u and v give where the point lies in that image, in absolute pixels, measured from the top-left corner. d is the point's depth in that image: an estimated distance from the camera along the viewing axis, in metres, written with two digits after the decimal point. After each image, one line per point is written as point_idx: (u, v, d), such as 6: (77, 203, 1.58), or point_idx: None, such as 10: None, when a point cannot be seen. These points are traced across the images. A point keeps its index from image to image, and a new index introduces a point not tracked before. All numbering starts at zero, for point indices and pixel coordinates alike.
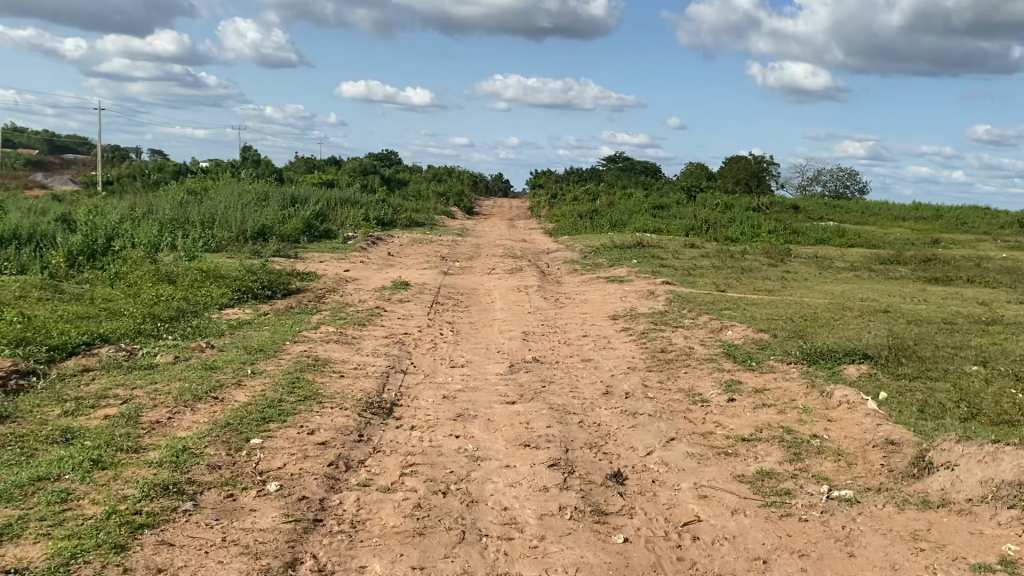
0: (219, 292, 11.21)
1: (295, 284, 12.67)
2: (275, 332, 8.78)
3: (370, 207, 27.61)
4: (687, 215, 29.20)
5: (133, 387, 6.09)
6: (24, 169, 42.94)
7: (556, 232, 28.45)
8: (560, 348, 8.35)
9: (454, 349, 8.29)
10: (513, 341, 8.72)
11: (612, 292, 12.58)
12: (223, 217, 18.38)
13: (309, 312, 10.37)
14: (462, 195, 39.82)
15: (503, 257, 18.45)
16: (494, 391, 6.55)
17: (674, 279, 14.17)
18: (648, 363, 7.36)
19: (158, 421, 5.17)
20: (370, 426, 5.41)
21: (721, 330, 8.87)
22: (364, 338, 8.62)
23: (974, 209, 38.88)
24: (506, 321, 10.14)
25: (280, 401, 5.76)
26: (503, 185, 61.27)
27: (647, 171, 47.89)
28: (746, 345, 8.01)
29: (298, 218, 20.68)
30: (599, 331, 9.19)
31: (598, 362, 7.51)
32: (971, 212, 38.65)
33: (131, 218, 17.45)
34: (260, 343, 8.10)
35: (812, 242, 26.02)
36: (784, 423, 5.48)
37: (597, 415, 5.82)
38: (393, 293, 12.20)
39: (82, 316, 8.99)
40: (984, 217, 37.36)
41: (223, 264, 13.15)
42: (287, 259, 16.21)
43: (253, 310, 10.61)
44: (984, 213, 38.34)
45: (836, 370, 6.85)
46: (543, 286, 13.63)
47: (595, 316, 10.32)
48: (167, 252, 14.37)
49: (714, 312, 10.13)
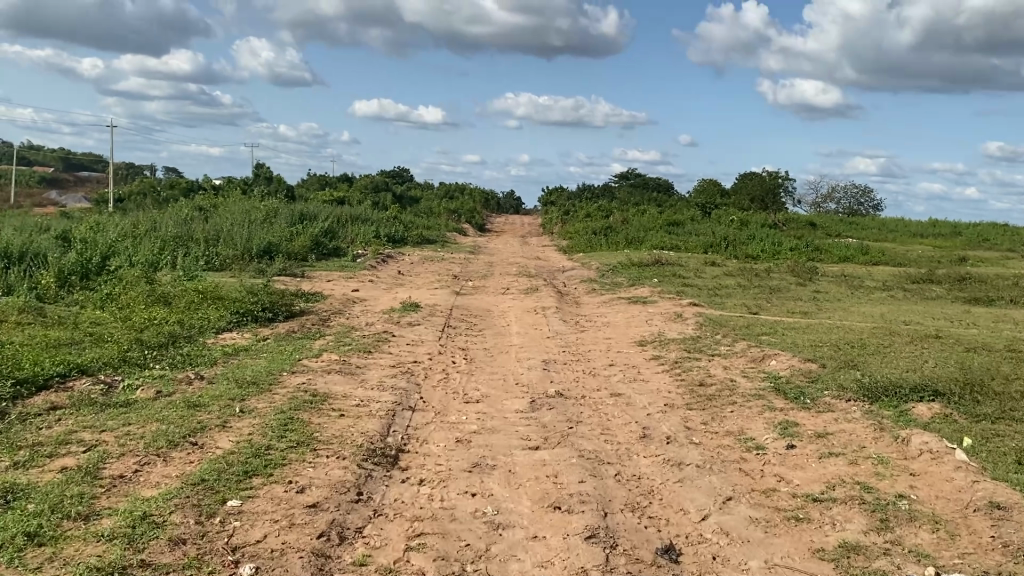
0: (217, 315, 10.46)
1: (298, 305, 11.91)
2: (273, 361, 7.99)
3: (380, 224, 26.95)
4: (705, 232, 28.40)
5: (100, 429, 5.31)
6: (36, 184, 42.60)
7: (571, 249, 27.70)
8: (585, 379, 7.54)
9: (468, 381, 7.49)
10: (533, 371, 7.91)
11: (635, 315, 11.76)
12: (227, 234, 17.68)
13: (312, 336, 9.58)
14: (474, 213, 39.17)
15: (518, 276, 17.69)
16: (514, 433, 5.75)
17: (701, 299, 13.36)
18: (687, 400, 6.54)
19: (121, 476, 4.38)
20: (371, 481, 4.60)
21: (763, 361, 8.04)
22: (369, 367, 7.83)
23: (994, 226, 37.97)
24: (524, 347, 9.33)
25: (268, 449, 4.95)
26: (515, 203, 60.73)
27: (660, 187, 47.07)
28: (796, 380, 7.15)
29: (306, 235, 20.00)
30: (627, 359, 8.37)
31: (630, 398, 6.71)
32: (992, 229, 37.75)
33: (132, 236, 16.77)
34: (255, 374, 7.31)
35: (835, 260, 25.13)
36: (858, 477, 4.66)
37: (637, 466, 5.00)
38: (401, 316, 11.40)
39: (64, 343, 8.25)
40: (1007, 234, 36.36)
41: (225, 284, 12.41)
42: (292, 278, 15.46)
43: (252, 335, 9.85)
44: (1005, 229, 37.43)
45: (903, 410, 6.01)
46: (562, 307, 12.83)
47: (621, 342, 9.51)
48: (166, 272, 13.65)
49: (751, 338, 9.31)
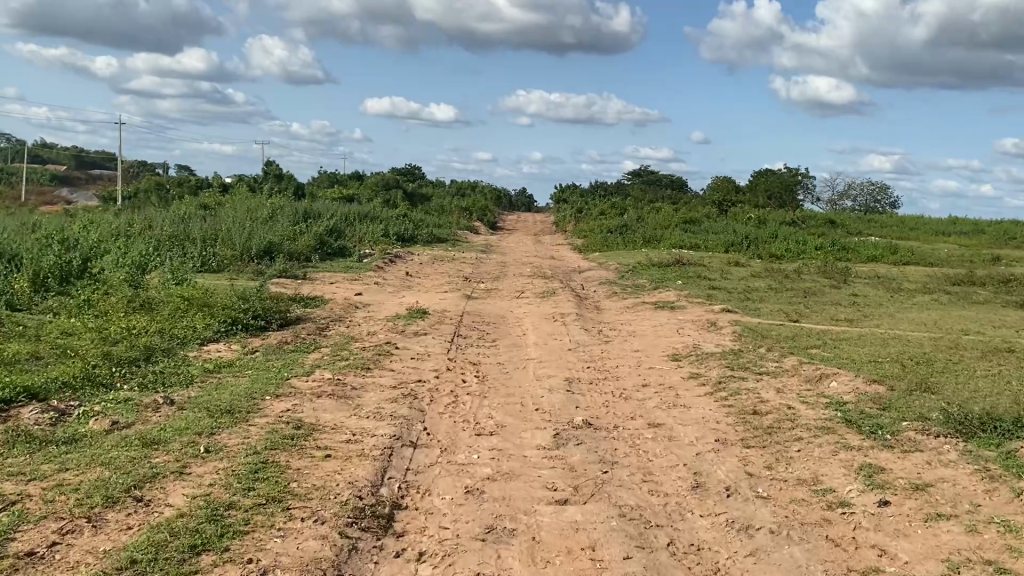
0: (202, 325, 9.50)
1: (295, 312, 10.94)
2: (256, 382, 6.98)
3: (389, 222, 26.00)
4: (725, 229, 27.31)
5: (27, 478, 4.33)
6: (48, 180, 42.02)
7: (586, 248, 26.66)
8: (617, 404, 6.50)
9: (481, 405, 6.47)
10: (555, 393, 6.88)
11: (663, 323, 10.67)
12: (226, 232, 16.70)
13: (306, 349, 8.61)
14: (485, 211, 38.18)
15: (532, 277, 16.70)
16: (536, 480, 4.72)
17: (732, 305, 12.30)
18: (742, 434, 5.49)
19: (31, 554, 3.40)
20: (356, 557, 3.59)
21: (820, 382, 6.96)
22: (366, 389, 6.81)
23: (1018, 224, 36.68)
24: (543, 362, 8.28)
25: (228, 510, 3.95)
26: (527, 200, 59.79)
27: (675, 185, 45.83)
28: (865, 407, 6.08)
29: (310, 234, 19.06)
30: (662, 379, 7.32)
31: (672, 432, 5.66)
32: (1015, 226, 36.49)
33: (124, 236, 15.85)
34: (232, 399, 6.30)
35: (862, 261, 23.90)
36: (986, 554, 3.61)
37: (694, 533, 3.97)
38: (406, 325, 10.37)
39: (21, 361, 7.30)
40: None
41: (217, 288, 11.43)
42: (292, 281, 14.45)
43: (240, 347, 8.86)
44: None
45: (1010, 450, 4.94)
46: (583, 313, 11.79)
47: (652, 356, 8.46)
48: (156, 275, 12.68)
49: (800, 352, 8.23)
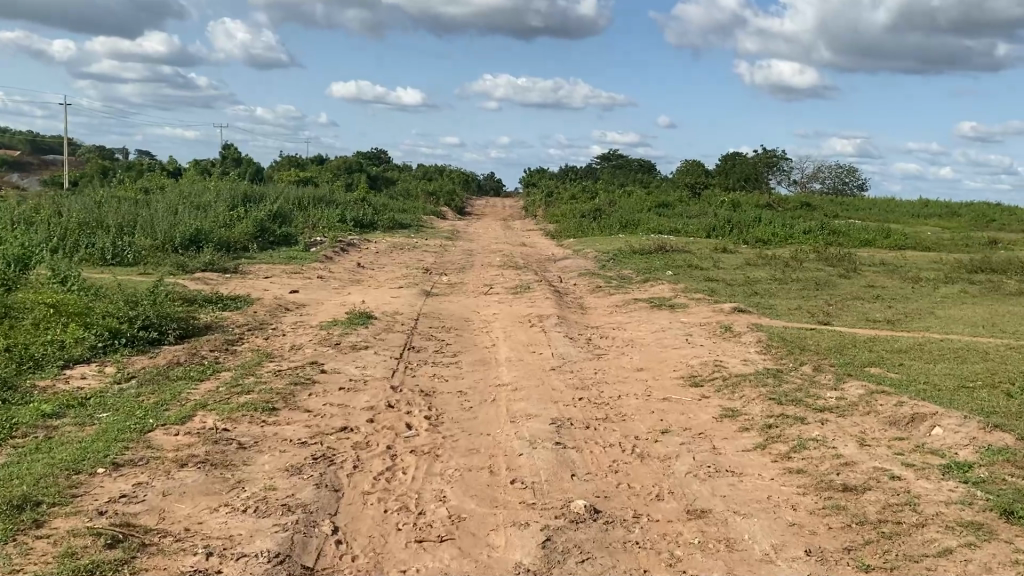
0: (70, 341, 7.19)
1: (206, 321, 8.66)
2: (98, 440, 4.71)
3: (345, 207, 23.70)
4: (704, 213, 25.37)
5: None
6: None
7: (558, 234, 24.58)
8: (630, 470, 4.37)
9: (427, 477, 4.29)
10: (539, 448, 4.72)
11: (666, 329, 8.53)
12: (146, 219, 14.29)
13: (198, 377, 6.36)
14: (452, 196, 35.87)
15: (501, 268, 14.55)
16: None
17: (742, 303, 10.24)
18: (848, 541, 3.39)
19: None
20: None
21: (916, 431, 4.88)
22: (259, 451, 4.59)
23: (989, 206, 35.26)
24: (518, 389, 6.14)
25: None
26: (495, 185, 57.58)
27: (645, 169, 44.02)
28: (1008, 477, 4.02)
29: (249, 220, 16.70)
30: (687, 422, 5.19)
31: (730, 533, 3.55)
32: (988, 208, 35.06)
33: (22, 224, 13.38)
34: (39, 478, 4.04)
35: (854, 245, 22.04)
36: None
37: None
38: (343, 335, 8.14)
39: None
40: (1011, 215, 33.44)
41: (110, 289, 9.09)
42: (217, 277, 12.12)
43: (113, 373, 6.58)
44: (1005, 209, 34.65)
45: None
46: (565, 314, 9.66)
47: (663, 381, 6.34)
48: (41, 269, 10.28)
49: (862, 376, 6.16)
